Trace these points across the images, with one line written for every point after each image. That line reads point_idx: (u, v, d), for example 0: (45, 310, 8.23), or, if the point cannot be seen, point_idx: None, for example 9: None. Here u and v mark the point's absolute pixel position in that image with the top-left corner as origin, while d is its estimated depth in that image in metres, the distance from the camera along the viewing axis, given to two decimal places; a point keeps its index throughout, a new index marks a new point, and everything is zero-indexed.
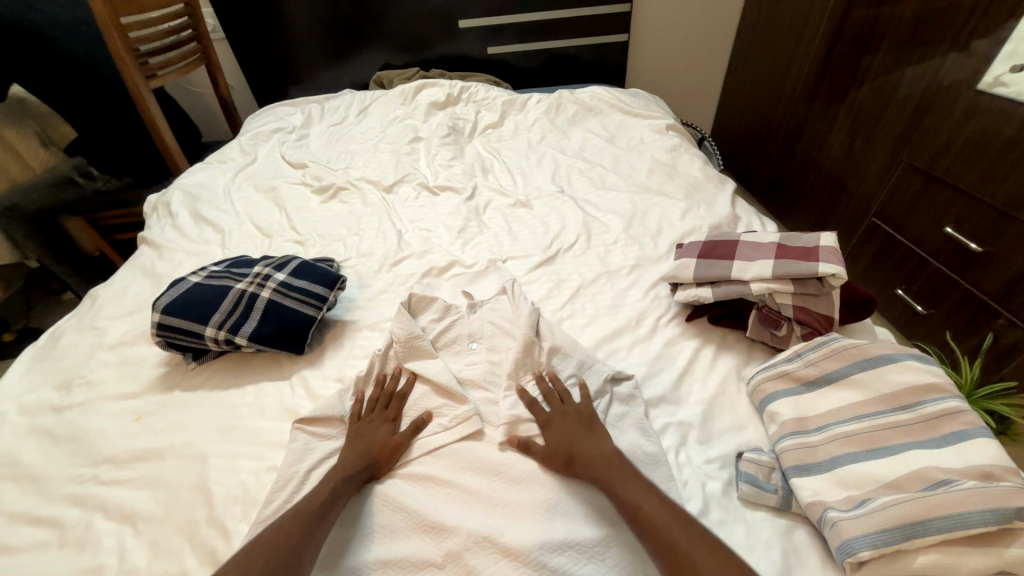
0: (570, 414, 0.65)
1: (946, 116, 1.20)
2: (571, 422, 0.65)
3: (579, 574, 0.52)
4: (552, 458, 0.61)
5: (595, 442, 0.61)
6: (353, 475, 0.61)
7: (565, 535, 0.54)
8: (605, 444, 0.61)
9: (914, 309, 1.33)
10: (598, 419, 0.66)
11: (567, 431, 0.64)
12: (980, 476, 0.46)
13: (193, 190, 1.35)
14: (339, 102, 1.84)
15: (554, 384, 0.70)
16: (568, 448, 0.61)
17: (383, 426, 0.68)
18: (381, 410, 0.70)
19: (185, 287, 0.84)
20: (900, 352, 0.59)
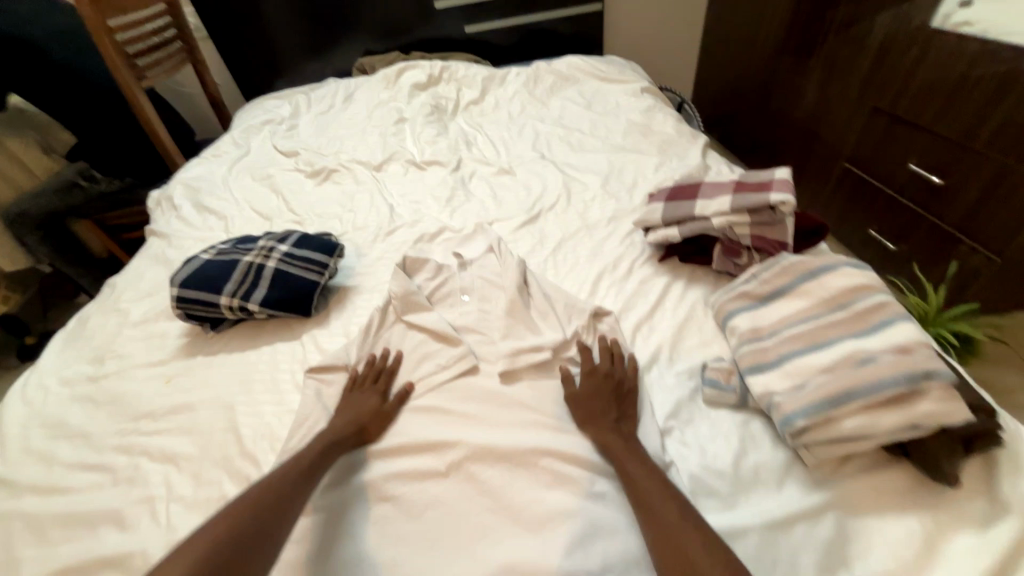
0: (607, 380, 0.67)
1: (905, 59, 1.27)
2: (607, 386, 0.66)
3: (567, 472, 0.59)
4: (578, 406, 0.65)
5: (615, 417, 0.63)
6: (337, 441, 0.64)
7: (569, 447, 0.61)
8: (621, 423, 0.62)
9: (887, 247, 1.42)
10: (633, 397, 0.66)
11: (598, 393, 0.66)
12: (897, 350, 0.53)
13: (193, 183, 1.42)
14: (324, 91, 1.89)
15: (610, 346, 0.71)
16: (591, 407, 0.64)
17: (372, 398, 0.71)
18: (373, 386, 0.73)
19: (198, 264, 0.91)
20: (840, 262, 0.66)
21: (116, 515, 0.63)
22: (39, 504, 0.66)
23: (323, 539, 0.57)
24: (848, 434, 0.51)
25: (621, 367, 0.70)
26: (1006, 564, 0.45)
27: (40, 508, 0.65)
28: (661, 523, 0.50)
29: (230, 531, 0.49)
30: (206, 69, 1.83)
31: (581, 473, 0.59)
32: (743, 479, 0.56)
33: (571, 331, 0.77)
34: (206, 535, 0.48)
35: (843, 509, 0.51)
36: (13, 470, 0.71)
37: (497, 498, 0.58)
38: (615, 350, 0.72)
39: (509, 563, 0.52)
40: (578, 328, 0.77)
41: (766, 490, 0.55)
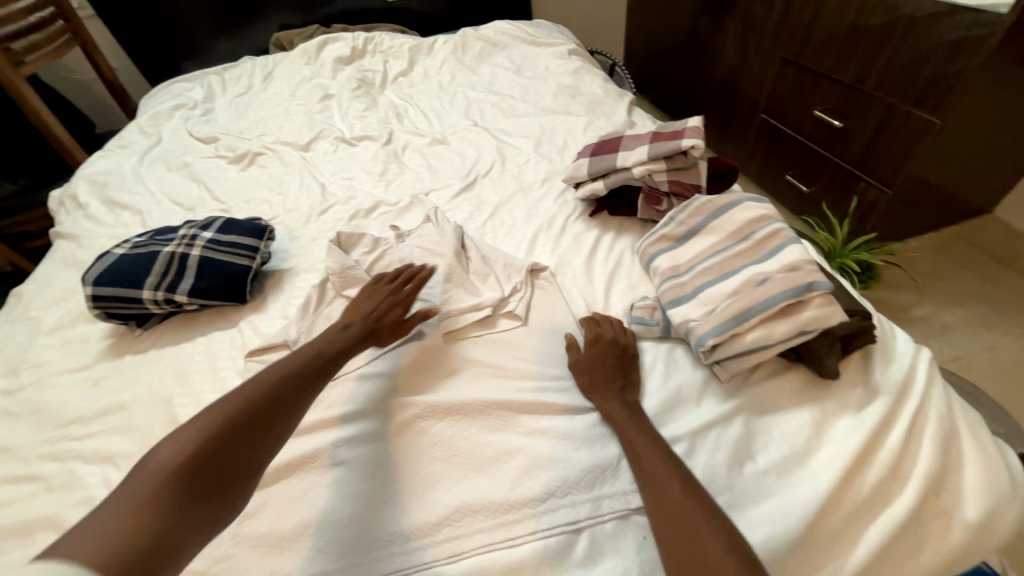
0: (608, 348, 0.65)
1: (806, 10, 1.36)
2: (608, 354, 0.65)
3: (529, 423, 0.62)
4: (580, 373, 0.65)
5: (620, 389, 0.61)
6: (355, 333, 0.69)
7: (556, 401, 0.64)
8: (628, 396, 0.60)
9: (801, 190, 1.54)
10: (636, 363, 0.65)
11: (601, 361, 0.65)
12: (788, 269, 0.60)
13: (100, 178, 1.30)
14: (239, 70, 1.76)
15: (608, 321, 0.70)
16: (594, 373, 0.64)
17: (390, 296, 0.75)
18: (394, 287, 0.76)
19: (112, 259, 0.85)
20: (743, 198, 0.72)
21: (53, 521, 0.61)
22: None
23: (361, 485, 0.58)
24: (749, 346, 0.58)
25: (626, 335, 0.68)
26: (875, 436, 0.53)
27: None
28: (659, 489, 0.49)
29: (236, 416, 0.52)
30: (99, 52, 1.65)
31: (535, 420, 0.62)
32: (670, 399, 0.62)
33: (510, 288, 0.79)
34: (217, 414, 0.52)
35: (749, 412, 0.59)
36: None
37: (448, 447, 0.61)
38: (617, 322, 0.71)
39: (459, 503, 0.55)
40: (515, 284, 0.80)
41: (687, 406, 0.61)
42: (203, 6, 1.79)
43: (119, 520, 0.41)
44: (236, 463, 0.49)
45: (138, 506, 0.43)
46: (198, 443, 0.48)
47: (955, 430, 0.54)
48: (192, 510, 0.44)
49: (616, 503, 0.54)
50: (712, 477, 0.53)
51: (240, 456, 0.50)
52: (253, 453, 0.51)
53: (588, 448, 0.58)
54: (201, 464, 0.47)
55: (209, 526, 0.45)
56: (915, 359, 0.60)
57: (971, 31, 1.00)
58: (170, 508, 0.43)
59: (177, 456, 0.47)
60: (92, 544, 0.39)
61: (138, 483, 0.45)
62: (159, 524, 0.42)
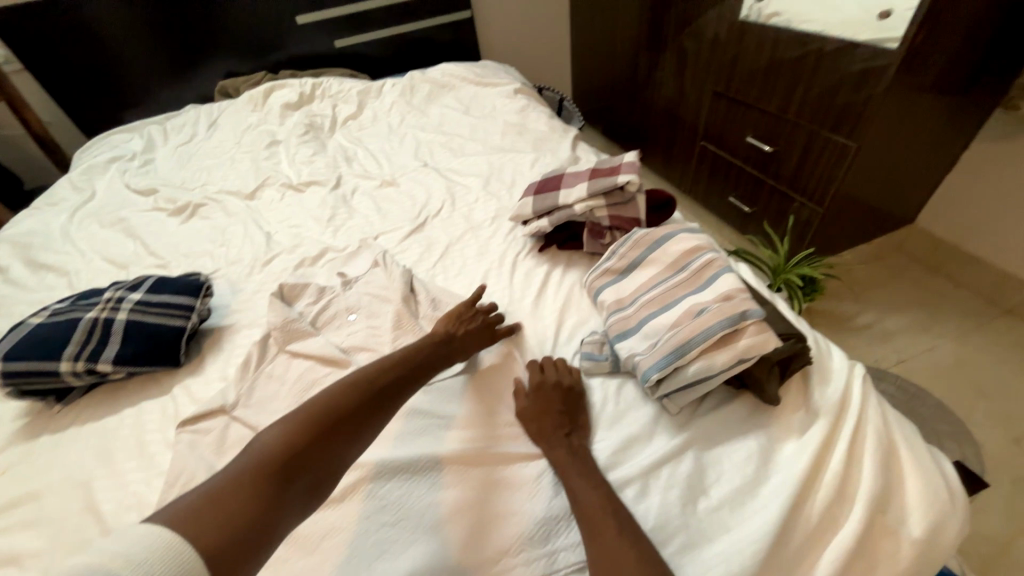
0: (553, 393, 0.65)
1: (730, 49, 1.48)
2: (554, 397, 0.64)
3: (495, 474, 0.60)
4: (529, 420, 0.64)
5: (567, 434, 0.60)
6: (447, 348, 0.69)
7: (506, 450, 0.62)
8: (574, 441, 0.60)
9: (744, 210, 1.63)
10: (582, 404, 0.65)
11: (547, 406, 0.64)
12: (722, 298, 0.61)
13: (24, 239, 1.22)
14: (182, 119, 1.72)
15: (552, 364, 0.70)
16: (542, 421, 0.63)
17: (482, 316, 0.77)
18: (488, 312, 0.78)
19: (27, 330, 0.79)
20: (678, 230, 0.75)
21: None
22: None
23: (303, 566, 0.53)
24: (692, 378, 0.58)
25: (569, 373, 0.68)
26: (819, 458, 0.54)
27: None
28: (599, 540, 0.48)
29: (337, 413, 0.52)
30: (26, 106, 1.58)
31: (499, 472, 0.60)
32: (620, 438, 0.61)
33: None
34: (320, 408, 0.52)
35: (699, 445, 0.59)
36: None
37: (400, 510, 0.56)
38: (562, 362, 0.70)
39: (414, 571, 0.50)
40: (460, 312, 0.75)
41: (640, 444, 0.60)
42: (143, 57, 1.76)
43: (249, 472, 0.45)
44: (325, 465, 0.49)
45: (239, 491, 0.43)
46: (299, 437, 0.49)
47: (892, 445, 0.56)
48: (298, 489, 0.46)
49: (571, 556, 0.52)
50: (667, 517, 0.52)
51: (329, 459, 0.49)
52: (340, 458, 0.50)
53: (538, 498, 0.57)
54: (300, 456, 0.48)
55: (291, 526, 0.44)
56: (850, 377, 0.62)
57: (870, 63, 1.11)
58: (277, 496, 0.44)
59: (277, 447, 0.47)
60: (197, 524, 0.39)
61: (241, 465, 0.46)
62: (262, 517, 0.42)
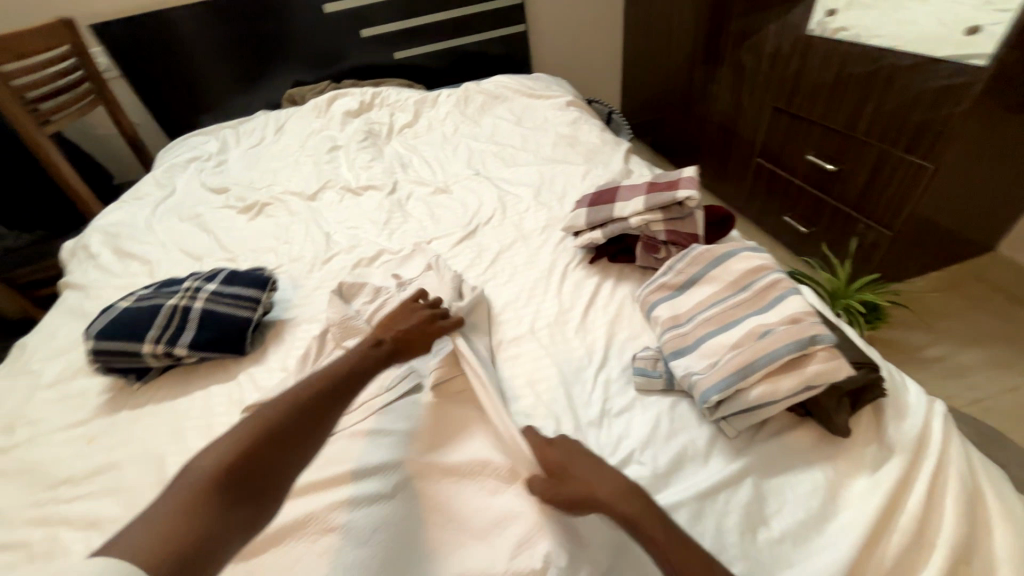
0: (569, 451, 0.57)
1: (792, 64, 1.44)
2: (571, 454, 0.57)
3: None
4: (564, 481, 0.54)
5: (602, 478, 0.53)
6: (389, 347, 0.68)
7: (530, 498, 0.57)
8: (616, 481, 0.52)
9: (800, 231, 1.56)
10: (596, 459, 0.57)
11: (570, 461, 0.56)
12: (790, 321, 0.59)
13: (113, 229, 1.34)
14: (253, 124, 1.85)
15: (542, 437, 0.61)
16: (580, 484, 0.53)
17: (422, 309, 0.75)
18: (431, 308, 0.75)
19: (117, 312, 0.86)
20: (740, 248, 0.73)
21: None
22: None
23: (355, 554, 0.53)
24: (755, 402, 0.56)
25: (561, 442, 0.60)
26: (894, 498, 0.51)
27: None
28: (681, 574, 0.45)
29: (277, 422, 0.52)
30: (121, 110, 1.74)
31: None
32: (673, 458, 0.59)
33: (496, 341, 0.81)
34: (257, 424, 0.51)
35: (759, 473, 0.56)
36: None
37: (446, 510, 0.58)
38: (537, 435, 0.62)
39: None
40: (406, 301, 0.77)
41: (695, 466, 0.58)
42: (221, 66, 1.90)
43: (187, 492, 0.44)
44: (269, 476, 0.48)
45: (179, 511, 0.42)
46: (239, 451, 0.48)
47: (978, 491, 0.51)
48: (247, 498, 0.45)
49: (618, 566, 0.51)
50: (724, 545, 0.50)
51: (276, 468, 0.49)
52: (288, 464, 0.50)
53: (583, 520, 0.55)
54: (243, 468, 0.47)
55: (243, 535, 0.44)
56: (929, 413, 0.58)
57: (953, 80, 1.04)
58: (222, 508, 0.43)
59: (217, 464, 0.46)
60: (135, 555, 0.37)
61: (179, 490, 0.44)
62: (206, 531, 0.41)
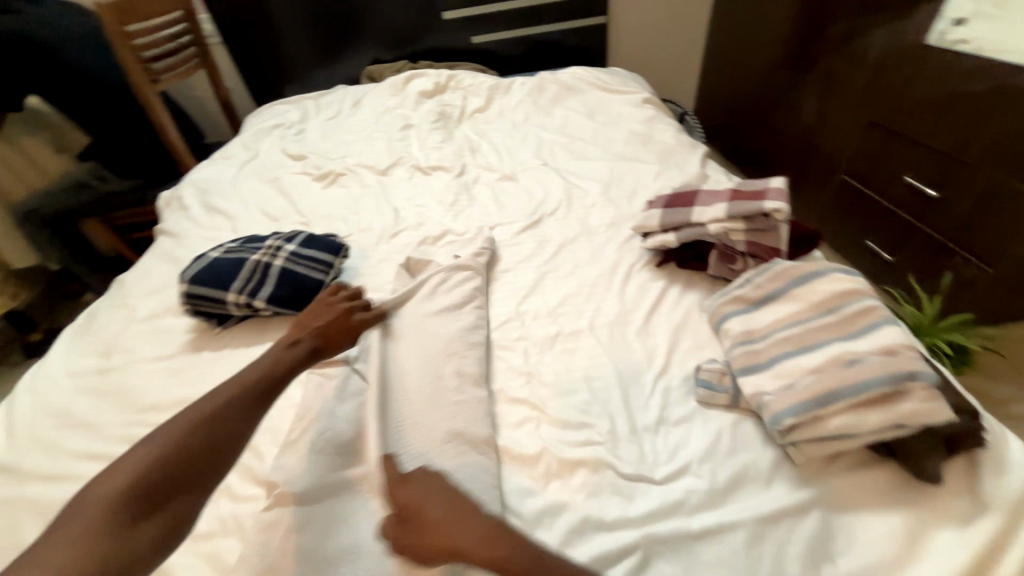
0: (432, 483, 0.53)
1: (898, 76, 1.32)
2: (432, 485, 0.53)
3: (598, 480, 0.59)
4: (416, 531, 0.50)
5: (467, 521, 0.49)
6: (307, 346, 0.67)
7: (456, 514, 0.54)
8: (478, 524, 0.49)
9: (882, 258, 1.44)
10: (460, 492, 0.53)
11: (432, 496, 0.52)
12: (883, 352, 0.55)
13: (203, 184, 1.45)
14: (332, 97, 1.93)
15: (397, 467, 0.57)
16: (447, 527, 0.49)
17: (340, 306, 0.76)
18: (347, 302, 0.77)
19: (207, 261, 0.94)
20: (830, 268, 0.69)
21: None
22: (46, 490, 0.68)
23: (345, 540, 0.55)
24: (833, 432, 0.53)
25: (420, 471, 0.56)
26: (982, 558, 0.47)
27: (46, 494, 0.67)
28: None
29: (188, 430, 0.51)
30: (219, 75, 1.86)
31: (603, 481, 0.59)
32: (733, 476, 0.57)
33: (554, 333, 0.80)
34: (163, 436, 0.51)
35: (826, 507, 0.53)
36: (23, 457, 0.73)
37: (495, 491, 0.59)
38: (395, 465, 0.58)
39: None
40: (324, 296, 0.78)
41: (757, 488, 0.56)
42: (309, 38, 1.99)
43: (82, 518, 0.45)
44: (182, 482, 0.48)
45: (82, 536, 0.43)
46: (142, 465, 0.48)
47: None
48: (155, 510, 0.46)
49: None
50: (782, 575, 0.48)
51: (191, 473, 0.49)
52: (203, 468, 0.50)
53: (622, 526, 0.54)
54: (148, 482, 0.47)
55: (156, 546, 0.45)
56: None
57: None
58: (122, 525, 0.44)
59: (121, 482, 0.47)
60: None
61: (79, 516, 0.45)
62: (110, 551, 0.43)
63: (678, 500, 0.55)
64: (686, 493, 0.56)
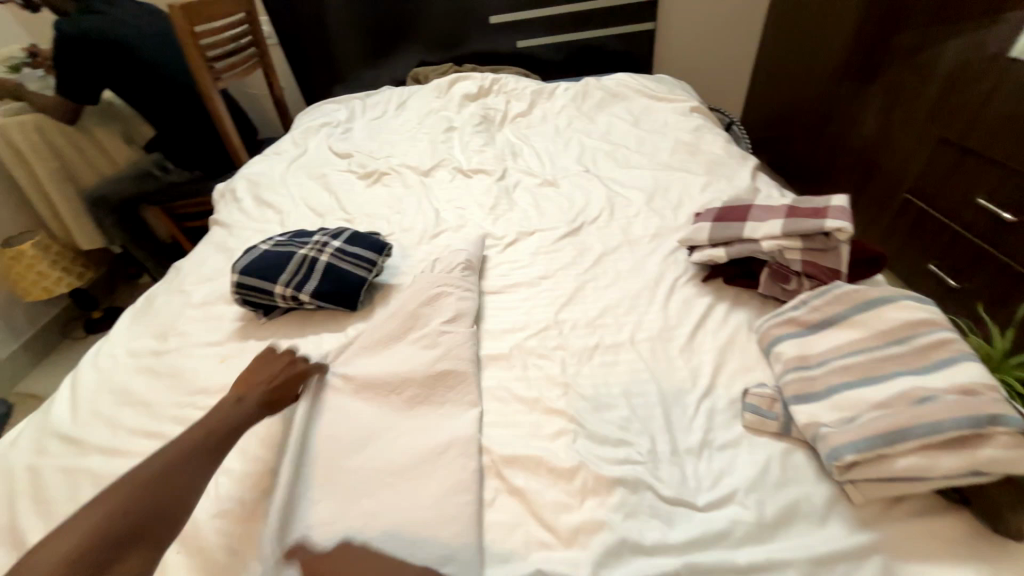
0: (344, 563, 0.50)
1: (975, 89, 1.23)
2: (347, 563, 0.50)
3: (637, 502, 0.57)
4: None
5: None
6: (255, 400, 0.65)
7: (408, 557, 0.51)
8: None
9: (947, 284, 1.35)
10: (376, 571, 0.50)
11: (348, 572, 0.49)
12: (961, 391, 0.51)
13: (256, 178, 1.52)
14: (379, 97, 1.98)
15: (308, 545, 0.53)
16: None
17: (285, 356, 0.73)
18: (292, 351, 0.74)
19: (257, 253, 0.98)
20: (899, 294, 0.64)
21: None
22: (103, 463, 0.71)
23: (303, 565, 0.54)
24: (900, 473, 0.49)
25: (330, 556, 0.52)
26: None
27: (103, 467, 0.71)
28: None
29: (137, 496, 0.49)
30: (275, 74, 1.95)
31: (642, 504, 0.57)
32: (784, 511, 0.54)
33: (593, 344, 0.79)
34: (108, 504, 0.48)
35: (888, 553, 0.49)
36: (84, 430, 0.77)
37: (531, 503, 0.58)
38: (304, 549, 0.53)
39: None
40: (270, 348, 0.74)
41: (811, 526, 0.53)
42: (360, 40, 2.05)
43: None
44: (135, 548, 0.46)
45: None
46: (90, 534, 0.45)
47: None
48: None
49: None
50: None
51: (146, 536, 0.47)
52: (161, 531, 0.48)
53: (661, 552, 0.52)
54: (94, 552, 0.44)
55: None
56: None
57: None
58: None
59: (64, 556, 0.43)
60: None
61: None
62: None
63: (722, 530, 0.53)
64: (732, 524, 0.53)
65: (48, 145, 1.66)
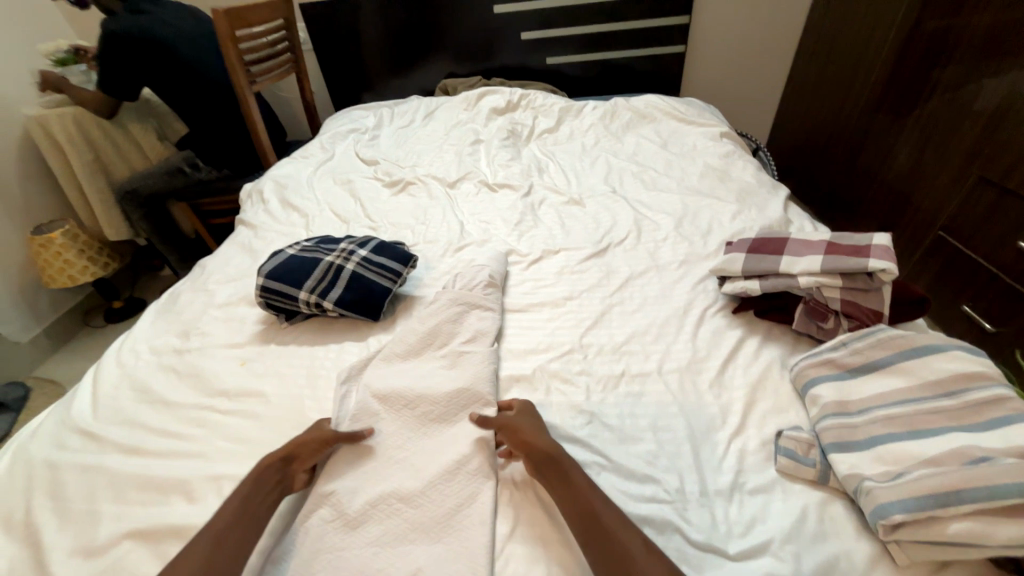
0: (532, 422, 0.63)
1: (1018, 129, 1.19)
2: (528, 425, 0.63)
3: (666, 545, 0.54)
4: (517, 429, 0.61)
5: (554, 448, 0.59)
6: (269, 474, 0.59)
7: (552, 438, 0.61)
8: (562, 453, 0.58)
9: (982, 327, 1.30)
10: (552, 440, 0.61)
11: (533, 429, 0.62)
12: (1020, 455, 0.48)
13: (282, 181, 1.53)
14: (407, 106, 2.00)
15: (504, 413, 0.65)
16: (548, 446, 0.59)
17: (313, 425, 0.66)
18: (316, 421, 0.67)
19: (284, 258, 0.98)
20: (947, 344, 0.62)
21: (186, 487, 0.66)
22: (120, 461, 0.71)
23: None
24: (951, 539, 0.46)
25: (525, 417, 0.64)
26: None
27: (120, 465, 0.70)
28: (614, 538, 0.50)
29: None
30: (307, 79, 1.98)
31: (671, 547, 0.54)
32: (821, 567, 0.51)
33: (619, 372, 0.77)
34: None
35: None
36: (103, 426, 0.77)
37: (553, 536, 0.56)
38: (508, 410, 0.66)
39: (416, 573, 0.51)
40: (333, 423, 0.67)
41: None
42: (392, 50, 2.08)
43: None
44: None
45: None
46: None
47: None
48: None
49: None
50: None
51: None
52: None
53: None
54: None
55: None
56: None
57: None
58: None
59: None
60: None
61: None
62: None
63: None
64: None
65: (84, 138, 1.70)
